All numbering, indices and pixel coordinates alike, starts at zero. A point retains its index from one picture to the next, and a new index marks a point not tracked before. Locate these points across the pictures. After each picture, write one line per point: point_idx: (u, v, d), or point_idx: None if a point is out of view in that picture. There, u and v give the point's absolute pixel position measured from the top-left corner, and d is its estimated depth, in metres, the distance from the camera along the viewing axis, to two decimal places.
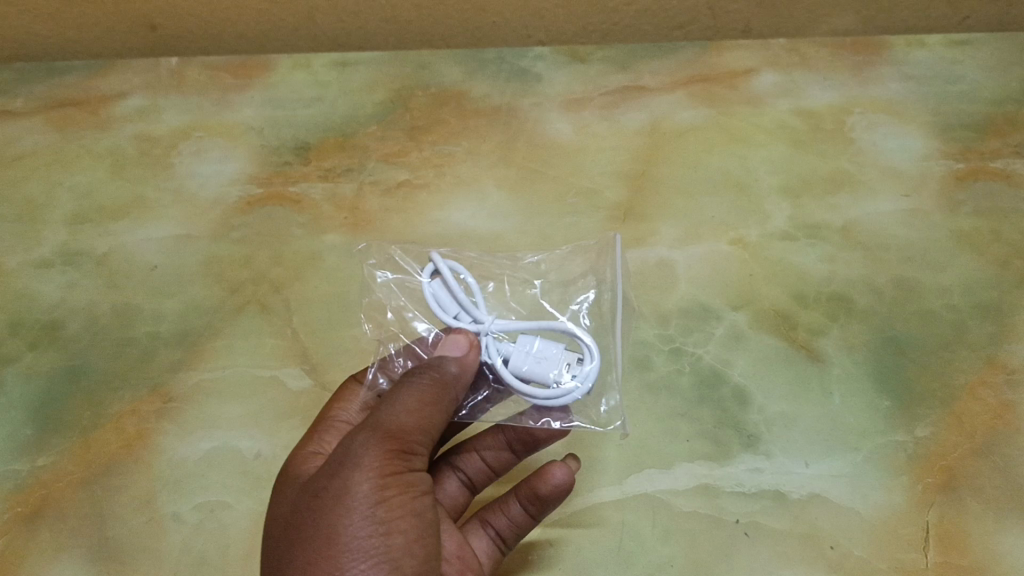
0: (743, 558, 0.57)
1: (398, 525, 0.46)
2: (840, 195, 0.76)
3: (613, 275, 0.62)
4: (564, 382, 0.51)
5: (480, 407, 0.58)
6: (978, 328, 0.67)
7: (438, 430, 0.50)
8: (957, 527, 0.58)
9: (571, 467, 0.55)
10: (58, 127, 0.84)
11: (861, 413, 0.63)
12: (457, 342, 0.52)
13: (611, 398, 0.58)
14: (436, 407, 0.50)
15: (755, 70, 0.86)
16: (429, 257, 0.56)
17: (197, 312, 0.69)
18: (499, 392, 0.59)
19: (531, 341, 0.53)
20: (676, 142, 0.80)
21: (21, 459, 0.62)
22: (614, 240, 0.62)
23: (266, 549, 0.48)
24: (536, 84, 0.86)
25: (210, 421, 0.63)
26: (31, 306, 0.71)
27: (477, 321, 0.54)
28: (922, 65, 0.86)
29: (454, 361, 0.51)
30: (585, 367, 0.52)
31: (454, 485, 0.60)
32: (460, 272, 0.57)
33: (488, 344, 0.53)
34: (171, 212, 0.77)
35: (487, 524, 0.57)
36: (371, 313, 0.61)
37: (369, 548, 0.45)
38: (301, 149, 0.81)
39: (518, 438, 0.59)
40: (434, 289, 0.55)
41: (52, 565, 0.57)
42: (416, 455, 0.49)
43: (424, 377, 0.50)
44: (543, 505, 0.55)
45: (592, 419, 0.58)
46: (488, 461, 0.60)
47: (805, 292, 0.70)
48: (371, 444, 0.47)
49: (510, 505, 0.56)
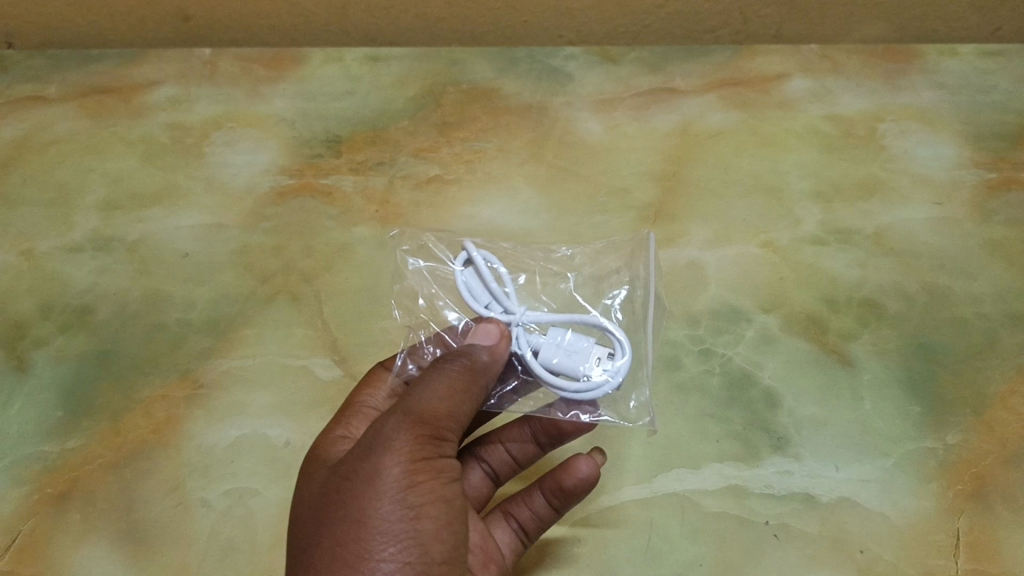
0: (771, 560, 0.57)
1: (427, 511, 0.46)
2: (872, 201, 0.76)
3: (648, 273, 0.62)
4: (594, 375, 0.51)
5: (507, 398, 0.58)
6: (1010, 337, 0.67)
7: (468, 418, 0.50)
8: (987, 535, 0.57)
9: (596, 461, 0.55)
10: (91, 114, 0.84)
11: (891, 419, 0.63)
12: (488, 332, 0.51)
13: (641, 394, 0.58)
14: (467, 395, 0.49)
15: (787, 76, 0.86)
16: (463, 245, 0.55)
17: (228, 300, 0.69)
18: (526, 383, 0.58)
19: (562, 333, 0.53)
20: (706, 145, 0.80)
21: (51, 441, 0.62)
22: (649, 239, 0.63)
23: (293, 529, 0.48)
24: (567, 84, 0.86)
25: (239, 408, 0.63)
26: (62, 289, 0.71)
27: (508, 311, 0.54)
28: (954, 74, 0.86)
29: (484, 350, 0.50)
30: (616, 362, 0.51)
31: (478, 477, 0.60)
32: (493, 262, 0.56)
33: (519, 335, 0.53)
34: (202, 201, 0.77)
35: (509, 517, 0.57)
36: (400, 295, 0.62)
37: (398, 532, 0.44)
38: (333, 142, 0.81)
39: (543, 431, 0.59)
40: (466, 278, 0.55)
41: (81, 547, 0.57)
42: (446, 442, 0.49)
43: (455, 364, 0.49)
44: (567, 499, 0.55)
45: (621, 414, 0.57)
46: (512, 453, 0.60)
47: (836, 296, 0.69)
48: (402, 428, 0.47)
49: (534, 498, 0.56)
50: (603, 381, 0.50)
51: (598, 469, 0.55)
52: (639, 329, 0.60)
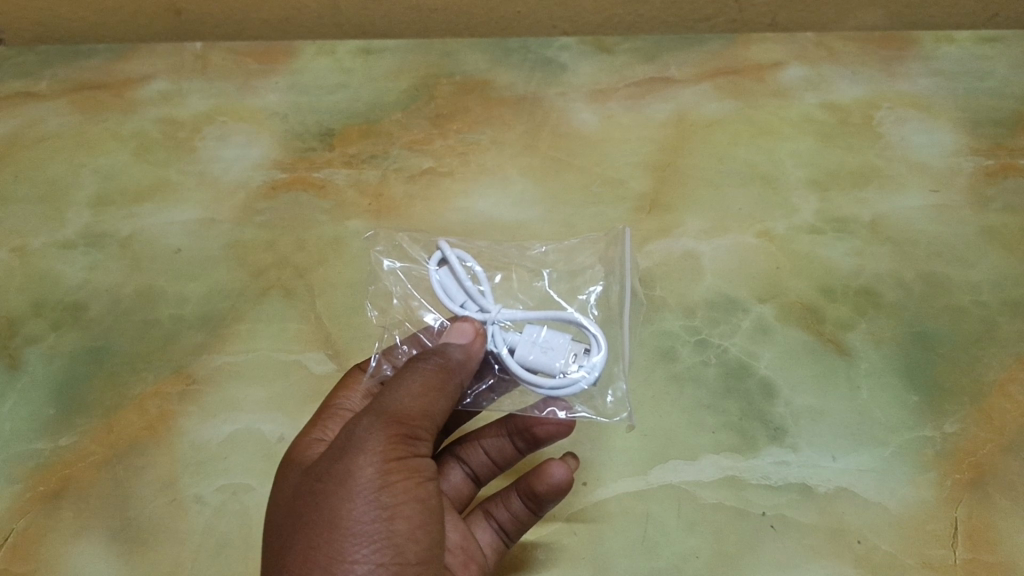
0: (768, 551, 0.56)
1: (402, 511, 0.45)
2: (869, 189, 0.75)
3: (623, 268, 0.62)
4: (571, 372, 0.51)
5: (484, 396, 0.57)
6: (1009, 325, 0.66)
7: (443, 417, 0.50)
8: (986, 524, 0.57)
9: (570, 466, 0.54)
10: (82, 110, 0.84)
11: (889, 408, 0.62)
12: (462, 330, 0.51)
13: (618, 388, 0.57)
14: (441, 393, 0.49)
15: (782, 63, 0.86)
16: (438, 245, 0.55)
17: (221, 295, 0.69)
18: (504, 381, 0.57)
19: (537, 330, 0.52)
20: (701, 134, 0.79)
21: (43, 438, 0.62)
22: (625, 233, 0.62)
23: (268, 532, 0.47)
24: (561, 75, 0.85)
25: (233, 404, 0.63)
26: (54, 286, 0.71)
27: (483, 310, 0.53)
28: (951, 60, 0.86)
29: (459, 349, 0.50)
30: (592, 358, 0.51)
31: (458, 476, 0.59)
32: (467, 261, 0.56)
33: (495, 333, 0.53)
34: (194, 196, 0.76)
35: (490, 516, 0.57)
36: (377, 295, 0.61)
37: (372, 532, 0.44)
38: (325, 135, 0.80)
39: (519, 433, 0.58)
40: (440, 278, 0.55)
41: (74, 545, 0.57)
42: (421, 441, 0.49)
43: (430, 363, 0.49)
44: (541, 503, 0.54)
45: (598, 409, 0.56)
46: (491, 453, 0.59)
47: (833, 286, 0.69)
48: (375, 427, 0.46)
49: (512, 500, 0.56)
50: (579, 376, 0.50)
51: (572, 473, 0.55)
52: (615, 325, 0.60)
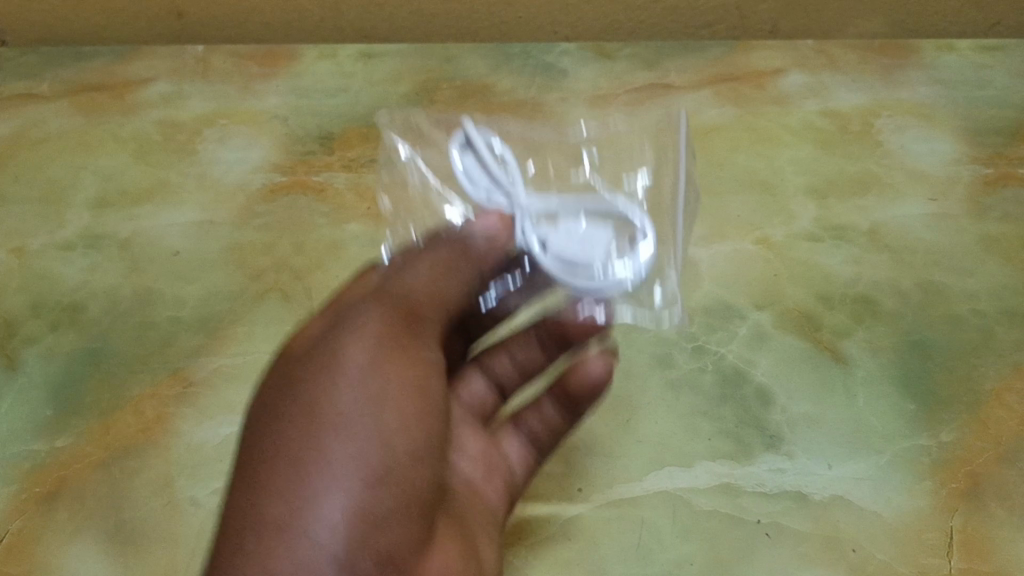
0: (763, 559, 0.56)
1: (391, 402, 0.49)
2: (868, 197, 0.75)
3: (675, 172, 0.70)
4: (614, 268, 0.53)
5: (512, 294, 0.61)
6: (1006, 334, 0.66)
7: (453, 305, 0.56)
8: (981, 534, 0.57)
9: (607, 363, 0.58)
10: (83, 111, 0.84)
11: (886, 416, 0.62)
12: (489, 222, 0.54)
13: (665, 281, 0.60)
14: (454, 275, 0.55)
15: (783, 70, 0.86)
16: (463, 128, 0.58)
17: (219, 298, 0.69)
18: (531, 275, 0.60)
19: (571, 223, 0.54)
20: (701, 140, 0.80)
21: (40, 439, 0.62)
22: (679, 120, 0.70)
23: (248, 426, 0.50)
24: (561, 80, 0.86)
25: (230, 407, 0.63)
26: (53, 287, 0.71)
27: (510, 196, 0.56)
28: (951, 68, 0.85)
29: (480, 236, 0.55)
30: (636, 250, 0.53)
31: (480, 386, 0.64)
32: (499, 152, 0.59)
33: (524, 222, 0.54)
34: (194, 198, 0.77)
35: (521, 425, 0.62)
36: (417, 217, 0.67)
37: (357, 424, 0.47)
38: (325, 139, 0.80)
39: (550, 335, 0.61)
40: (465, 162, 0.57)
41: (69, 546, 0.57)
42: (422, 331, 0.54)
43: (445, 249, 0.55)
44: (577, 404, 0.58)
45: (643, 304, 0.60)
46: (516, 360, 0.64)
47: (831, 293, 0.69)
48: (372, 312, 0.52)
49: (544, 407, 0.61)
50: (615, 274, 0.53)
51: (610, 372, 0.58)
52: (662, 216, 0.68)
